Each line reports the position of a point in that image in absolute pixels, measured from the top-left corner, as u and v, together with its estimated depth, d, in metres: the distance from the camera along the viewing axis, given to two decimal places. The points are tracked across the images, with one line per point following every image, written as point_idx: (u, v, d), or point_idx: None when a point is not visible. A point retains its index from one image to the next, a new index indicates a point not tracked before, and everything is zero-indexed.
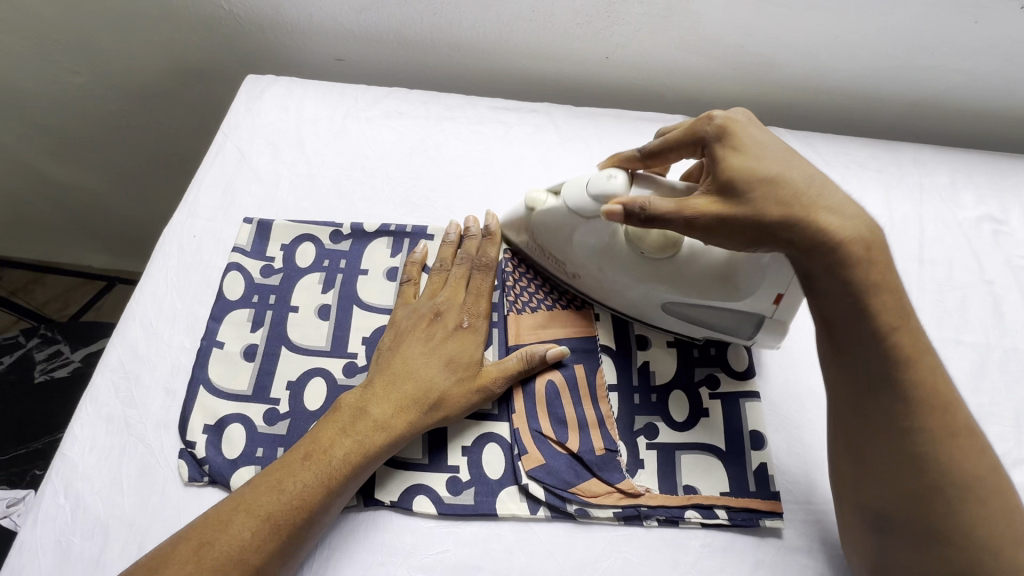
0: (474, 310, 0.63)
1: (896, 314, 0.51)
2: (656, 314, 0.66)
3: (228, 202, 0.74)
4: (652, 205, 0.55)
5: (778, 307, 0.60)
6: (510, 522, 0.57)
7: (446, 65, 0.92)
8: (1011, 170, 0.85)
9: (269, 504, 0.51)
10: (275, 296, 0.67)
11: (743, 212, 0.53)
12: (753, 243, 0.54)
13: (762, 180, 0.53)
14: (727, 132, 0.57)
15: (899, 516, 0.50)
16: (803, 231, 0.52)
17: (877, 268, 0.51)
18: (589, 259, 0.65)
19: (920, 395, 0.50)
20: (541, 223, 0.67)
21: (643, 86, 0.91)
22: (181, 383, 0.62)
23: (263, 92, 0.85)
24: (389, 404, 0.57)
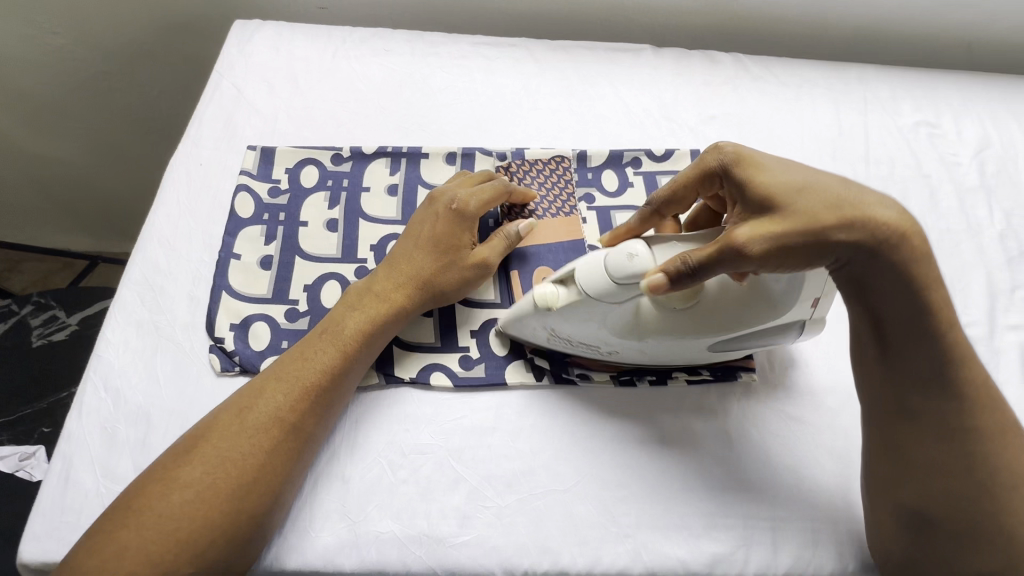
0: (465, 196, 0.66)
1: (949, 317, 0.50)
2: (705, 353, 0.61)
3: (230, 134, 0.78)
4: (693, 258, 0.49)
5: (816, 308, 0.57)
6: (518, 390, 0.64)
7: (426, 8, 0.97)
8: (943, 83, 0.95)
9: (298, 372, 0.57)
10: (284, 214, 0.72)
11: (799, 225, 0.47)
12: (818, 258, 0.48)
13: (802, 191, 0.48)
14: (743, 157, 0.54)
15: (945, 517, 0.51)
16: (861, 233, 0.47)
17: (926, 264, 0.49)
18: (624, 336, 0.58)
19: (965, 398, 0.51)
20: (563, 321, 0.59)
21: (612, 20, 0.98)
22: (203, 291, 0.66)
23: (253, 35, 0.88)
24: (390, 282, 0.63)
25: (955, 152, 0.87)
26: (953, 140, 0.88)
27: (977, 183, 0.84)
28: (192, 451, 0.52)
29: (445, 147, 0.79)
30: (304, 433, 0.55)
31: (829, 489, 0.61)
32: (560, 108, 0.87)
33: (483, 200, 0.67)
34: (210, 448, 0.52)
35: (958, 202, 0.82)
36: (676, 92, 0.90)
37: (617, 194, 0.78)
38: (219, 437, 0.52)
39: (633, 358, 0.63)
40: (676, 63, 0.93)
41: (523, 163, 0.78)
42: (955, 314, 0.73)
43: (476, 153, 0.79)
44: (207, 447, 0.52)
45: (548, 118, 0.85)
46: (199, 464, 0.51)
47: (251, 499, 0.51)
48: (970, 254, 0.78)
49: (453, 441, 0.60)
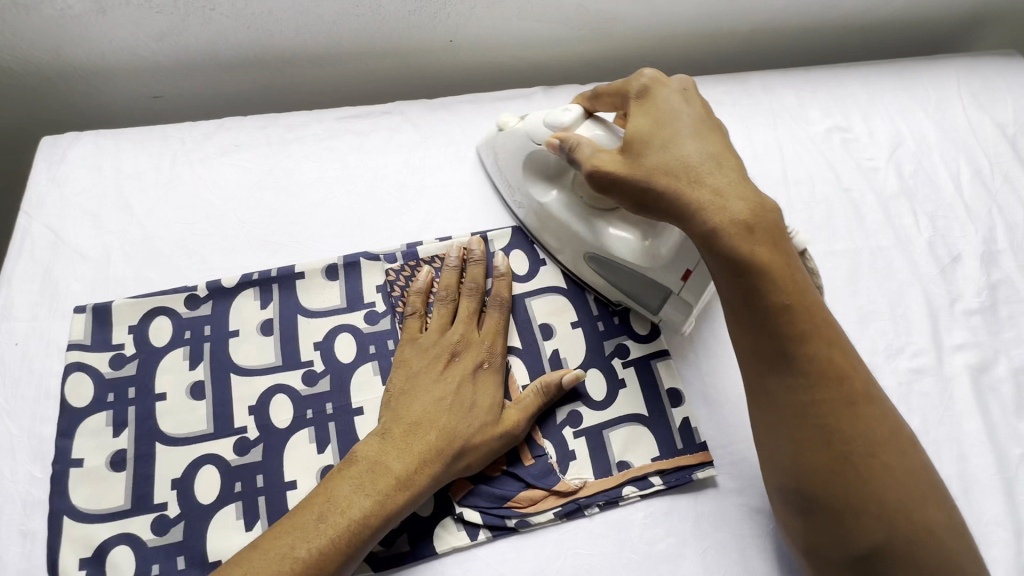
0: (489, 347, 0.60)
1: (786, 289, 0.51)
2: (575, 259, 0.67)
3: (51, 294, 0.63)
4: (579, 143, 0.59)
5: (686, 284, 0.61)
6: (453, 555, 0.54)
7: (280, 81, 0.84)
8: (847, 79, 0.91)
9: (278, 574, 0.47)
10: (134, 388, 0.59)
11: (634, 174, 0.55)
12: (642, 209, 0.56)
13: (657, 146, 0.55)
14: (650, 93, 0.59)
15: (813, 494, 0.50)
16: (681, 201, 0.53)
17: (761, 244, 0.51)
18: (534, 184, 0.68)
19: (818, 367, 0.51)
20: (506, 146, 0.70)
21: (494, 62, 0.87)
22: (39, 521, 0.53)
23: (65, 153, 0.72)
24: (409, 457, 0.53)
25: (870, 156, 0.83)
26: (866, 142, 0.84)
27: (897, 187, 0.80)
28: None
29: (324, 259, 0.67)
30: None
31: None
32: (451, 180, 0.76)
33: (506, 350, 0.61)
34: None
35: (883, 213, 0.78)
36: None
37: (529, 276, 0.68)
38: None
39: (528, 228, 0.71)
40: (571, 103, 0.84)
41: (418, 265, 0.68)
42: (902, 346, 0.68)
43: (361, 260, 0.67)
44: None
45: (439, 196, 0.75)
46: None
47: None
48: (904, 271, 0.74)
49: None
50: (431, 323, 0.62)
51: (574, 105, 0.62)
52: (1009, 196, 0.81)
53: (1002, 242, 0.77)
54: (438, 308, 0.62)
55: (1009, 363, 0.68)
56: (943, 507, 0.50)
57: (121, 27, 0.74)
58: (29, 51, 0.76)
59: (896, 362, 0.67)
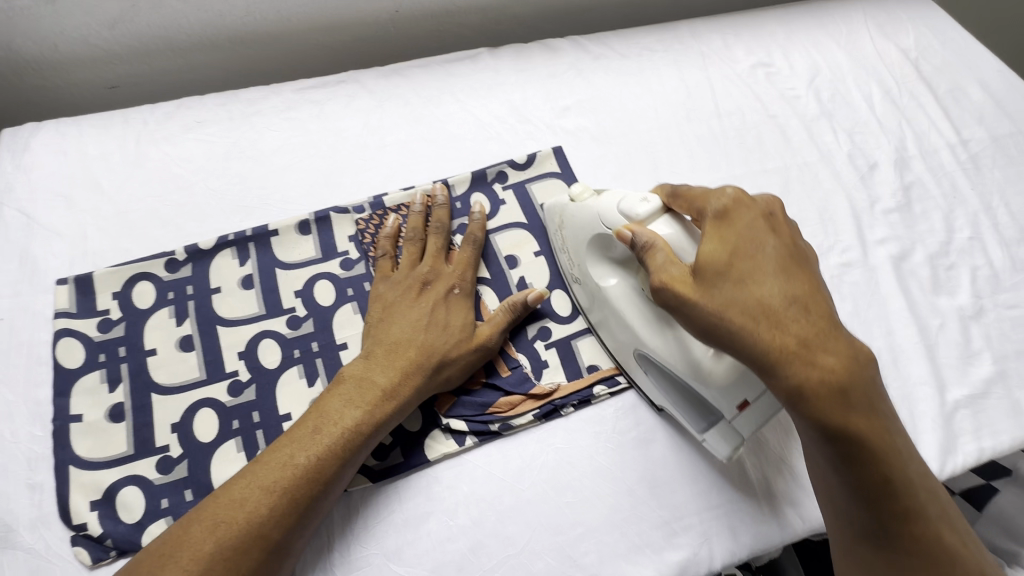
0: (457, 275, 0.65)
1: (884, 453, 0.48)
2: (628, 356, 0.62)
3: (30, 271, 0.65)
4: (655, 249, 0.55)
5: (742, 413, 0.55)
6: (444, 462, 0.59)
7: (234, 62, 0.87)
8: (766, 21, 0.98)
9: (282, 479, 0.50)
10: (124, 347, 0.62)
11: (707, 305, 0.51)
12: (709, 339, 0.52)
13: (734, 280, 0.51)
14: (729, 215, 0.55)
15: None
16: (761, 348, 0.49)
17: (854, 410, 0.48)
18: (599, 267, 0.64)
19: (923, 542, 0.49)
20: (573, 217, 0.65)
21: (440, 28, 0.92)
22: (45, 473, 0.55)
23: (27, 142, 0.74)
24: (393, 370, 0.57)
25: (792, 86, 0.91)
26: (788, 74, 0.92)
27: (818, 111, 0.88)
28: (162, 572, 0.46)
29: (295, 216, 0.71)
30: (286, 550, 0.50)
31: (764, 452, 0.62)
32: (410, 138, 0.80)
33: (474, 278, 0.66)
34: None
35: (807, 134, 0.86)
36: (524, 90, 0.86)
37: (491, 215, 0.73)
38: (189, 559, 0.46)
39: (586, 308, 0.67)
40: (516, 60, 0.89)
41: (386, 214, 0.72)
42: (832, 245, 0.76)
43: (331, 214, 0.71)
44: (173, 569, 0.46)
45: (400, 153, 0.79)
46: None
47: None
48: (829, 182, 0.81)
49: (388, 543, 0.55)
50: (402, 261, 0.66)
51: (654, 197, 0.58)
52: (915, 110, 0.89)
53: (912, 149, 0.85)
54: (406, 248, 0.66)
55: (924, 250, 0.77)
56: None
57: (71, 15, 0.75)
58: None
59: (827, 259, 0.75)
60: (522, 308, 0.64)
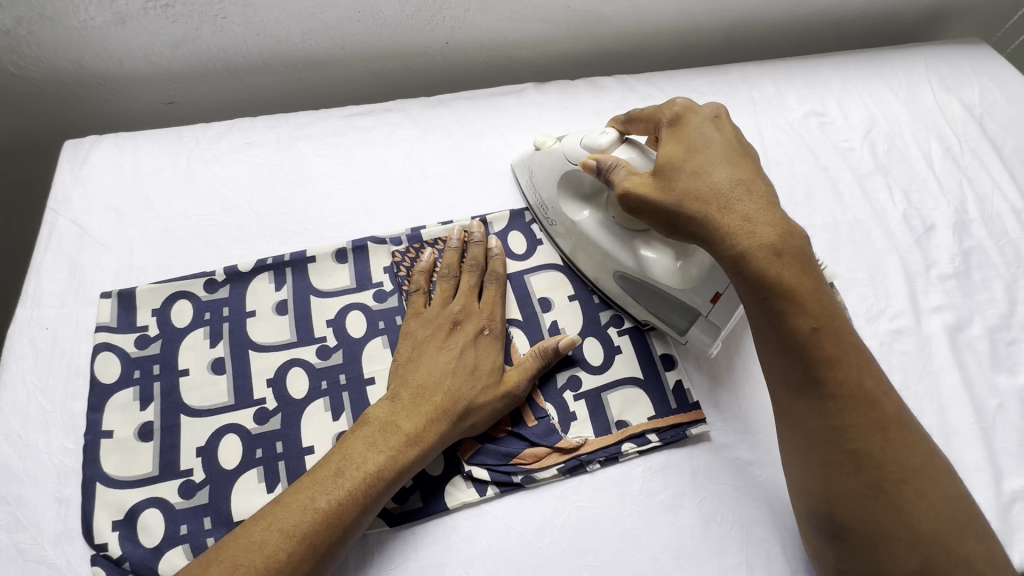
0: (488, 315, 0.64)
1: (817, 313, 0.52)
2: (607, 278, 0.68)
3: (78, 283, 0.67)
4: (619, 168, 0.60)
5: (716, 306, 0.62)
6: (463, 511, 0.58)
7: (286, 84, 0.89)
8: (821, 68, 0.96)
9: (302, 523, 0.50)
10: (159, 365, 0.63)
11: (666, 199, 0.57)
12: (672, 231, 0.58)
13: (684, 173, 0.57)
14: (681, 121, 0.61)
15: (848, 520, 0.50)
16: (711, 227, 0.55)
17: (789, 266, 0.53)
18: (572, 203, 0.69)
19: (844, 392, 0.51)
20: (540, 162, 0.72)
21: (488, 60, 0.93)
22: (73, 488, 0.56)
23: (87, 154, 0.77)
24: (419, 415, 0.57)
25: (846, 138, 0.88)
26: (842, 125, 0.89)
27: (872, 166, 0.85)
28: None
29: (333, 244, 0.71)
30: None
31: (800, 532, 0.59)
32: (451, 170, 0.81)
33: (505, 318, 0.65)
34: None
35: (860, 190, 0.82)
36: (568, 128, 0.86)
37: (527, 255, 0.72)
38: None
39: (560, 244, 0.72)
40: (562, 97, 0.89)
41: (422, 248, 0.72)
42: (882, 309, 0.72)
43: (368, 243, 0.71)
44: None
45: (440, 185, 0.79)
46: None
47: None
48: (882, 242, 0.78)
49: None
50: (434, 297, 0.65)
51: (611, 130, 0.63)
52: (978, 170, 0.85)
53: (973, 212, 0.81)
54: (440, 284, 0.66)
55: (983, 322, 0.72)
56: (984, 536, 0.49)
57: (139, 37, 0.78)
58: (53, 61, 0.81)
59: (876, 324, 0.71)
60: (553, 356, 0.62)
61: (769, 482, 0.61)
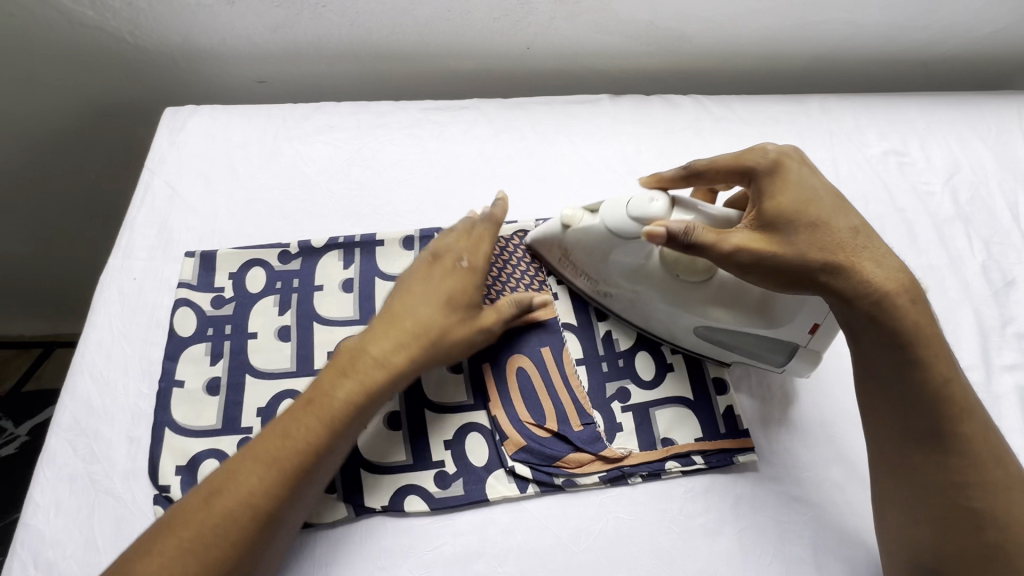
0: (468, 249, 0.63)
1: (945, 364, 0.52)
2: (687, 336, 0.65)
3: (165, 240, 0.72)
4: (695, 230, 0.55)
5: (813, 336, 0.60)
6: (502, 505, 0.59)
7: (370, 73, 0.93)
8: (905, 107, 0.93)
9: (272, 452, 0.51)
10: (230, 326, 0.66)
11: (787, 251, 0.54)
12: (794, 286, 0.55)
13: (803, 224, 0.54)
14: (779, 168, 0.58)
15: (955, 572, 0.50)
16: (847, 277, 0.52)
17: (924, 318, 0.52)
18: (625, 277, 0.65)
19: (970, 448, 0.51)
20: (579, 243, 0.66)
21: (565, 69, 0.95)
22: (144, 430, 0.60)
23: (185, 122, 0.82)
24: (389, 343, 0.57)
25: (926, 180, 0.85)
26: (923, 167, 0.86)
27: (953, 212, 0.82)
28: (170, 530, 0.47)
29: (402, 231, 0.74)
30: (272, 525, 0.49)
31: None
32: (521, 172, 0.82)
33: (488, 253, 0.64)
34: (179, 541, 0.47)
35: (937, 235, 0.80)
36: (640, 142, 0.86)
37: None
38: (187, 525, 0.47)
39: (622, 312, 0.68)
40: (635, 110, 0.89)
41: None
42: None
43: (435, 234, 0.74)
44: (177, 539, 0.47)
45: (509, 185, 0.81)
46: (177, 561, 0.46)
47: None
48: (955, 291, 0.75)
49: None
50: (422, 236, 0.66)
51: (662, 196, 0.59)
52: None
53: None
54: None
55: None
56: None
57: (244, 17, 0.84)
58: (164, 33, 0.87)
59: None
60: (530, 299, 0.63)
61: (816, 522, 0.59)
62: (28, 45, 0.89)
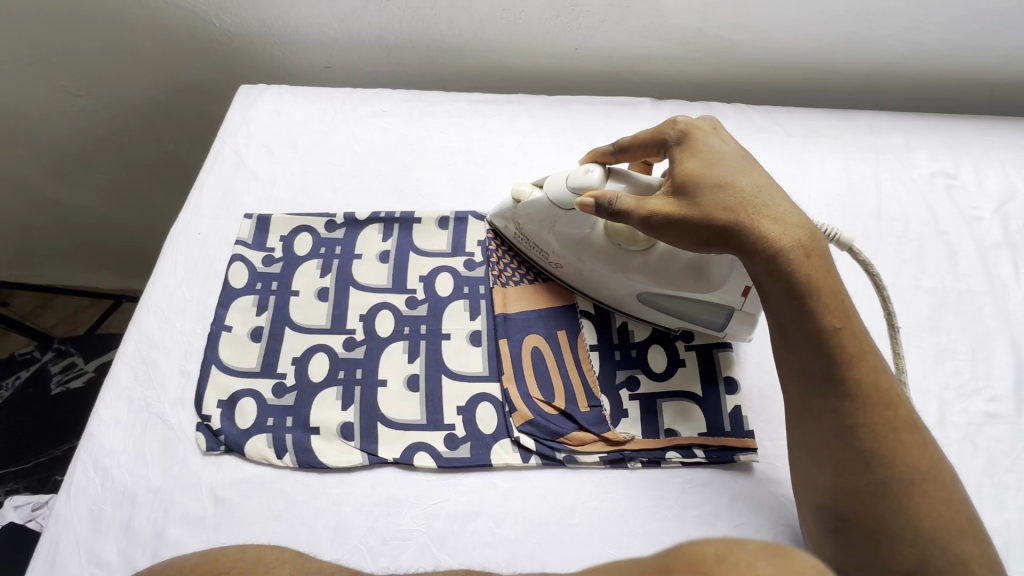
0: None
1: (839, 313, 0.52)
2: (631, 302, 0.69)
3: (228, 202, 0.80)
4: (619, 199, 0.60)
5: (746, 300, 0.63)
6: (505, 472, 0.62)
7: (426, 65, 0.99)
8: (961, 129, 0.91)
9: None
10: (277, 282, 0.73)
11: (692, 213, 0.56)
12: (704, 245, 0.57)
13: (709, 185, 0.57)
14: (688, 138, 0.61)
15: (851, 513, 0.50)
16: (747, 233, 0.54)
17: (817, 269, 0.53)
18: (569, 249, 0.69)
19: (864, 392, 0.51)
20: (527, 214, 0.71)
21: (612, 71, 0.97)
22: (194, 364, 0.67)
23: (256, 99, 0.90)
24: None
25: (976, 206, 0.82)
26: (973, 192, 0.84)
27: (1001, 240, 0.79)
28: None
29: (439, 211, 0.79)
30: None
31: None
32: (556, 166, 0.86)
33: None
34: None
35: (980, 261, 0.77)
36: None
37: None
38: None
39: (571, 281, 0.72)
40: (676, 115, 0.91)
41: None
42: (978, 388, 0.68)
43: (469, 217, 0.79)
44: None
45: (544, 177, 0.85)
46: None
47: None
48: (993, 319, 0.73)
49: (435, 527, 0.58)
50: None
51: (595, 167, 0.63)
52: None
53: None
54: None
55: None
56: (981, 541, 0.48)
57: (317, 9, 0.92)
58: (245, 19, 0.96)
59: (968, 402, 0.67)
60: None
61: None
62: (129, 24, 1.00)
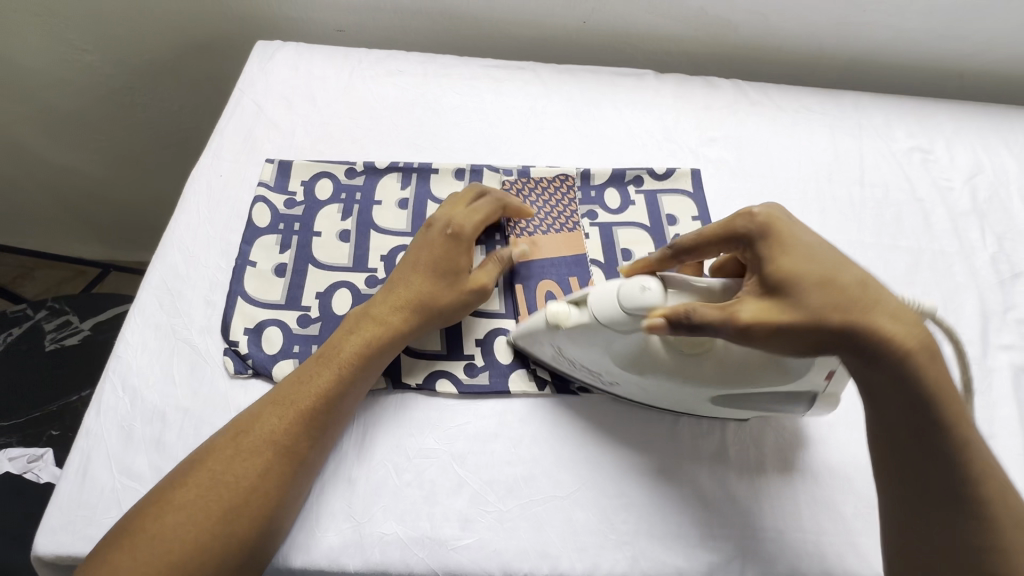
0: (448, 212, 0.69)
1: (961, 420, 0.49)
2: (704, 405, 0.61)
3: (249, 147, 0.82)
4: (698, 311, 0.50)
5: (831, 381, 0.56)
6: (521, 399, 0.66)
7: (438, 31, 1.02)
8: (936, 111, 0.98)
9: (295, 396, 0.58)
10: (299, 224, 0.75)
11: (799, 316, 0.49)
12: (814, 348, 0.50)
13: (813, 284, 0.50)
14: (770, 228, 0.54)
15: None
16: (866, 335, 0.48)
17: (938, 369, 0.48)
18: (626, 368, 0.59)
19: (986, 490, 0.48)
20: (572, 342, 0.60)
21: (617, 45, 1.02)
22: (220, 296, 0.69)
23: (274, 54, 0.92)
24: (388, 304, 0.64)
25: (948, 177, 0.90)
26: (946, 165, 0.91)
27: (970, 207, 0.87)
28: (189, 474, 0.53)
29: (455, 164, 0.83)
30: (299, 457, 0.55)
31: (826, 499, 0.61)
32: (565, 128, 0.90)
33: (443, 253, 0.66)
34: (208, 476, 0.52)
35: (950, 224, 0.85)
36: (678, 113, 0.93)
37: (619, 211, 0.81)
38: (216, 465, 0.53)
39: (629, 393, 0.64)
40: (677, 87, 0.97)
41: (528, 182, 0.82)
42: None
43: (484, 170, 0.82)
44: (179, 495, 0.51)
45: (553, 138, 0.89)
46: (128, 551, 0.48)
47: (227, 513, 0.51)
48: (963, 275, 0.80)
49: (457, 446, 0.62)
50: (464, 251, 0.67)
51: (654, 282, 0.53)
52: None
53: None
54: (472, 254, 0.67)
55: None
56: None
57: None
58: None
59: None
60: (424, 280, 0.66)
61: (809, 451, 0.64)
62: None
